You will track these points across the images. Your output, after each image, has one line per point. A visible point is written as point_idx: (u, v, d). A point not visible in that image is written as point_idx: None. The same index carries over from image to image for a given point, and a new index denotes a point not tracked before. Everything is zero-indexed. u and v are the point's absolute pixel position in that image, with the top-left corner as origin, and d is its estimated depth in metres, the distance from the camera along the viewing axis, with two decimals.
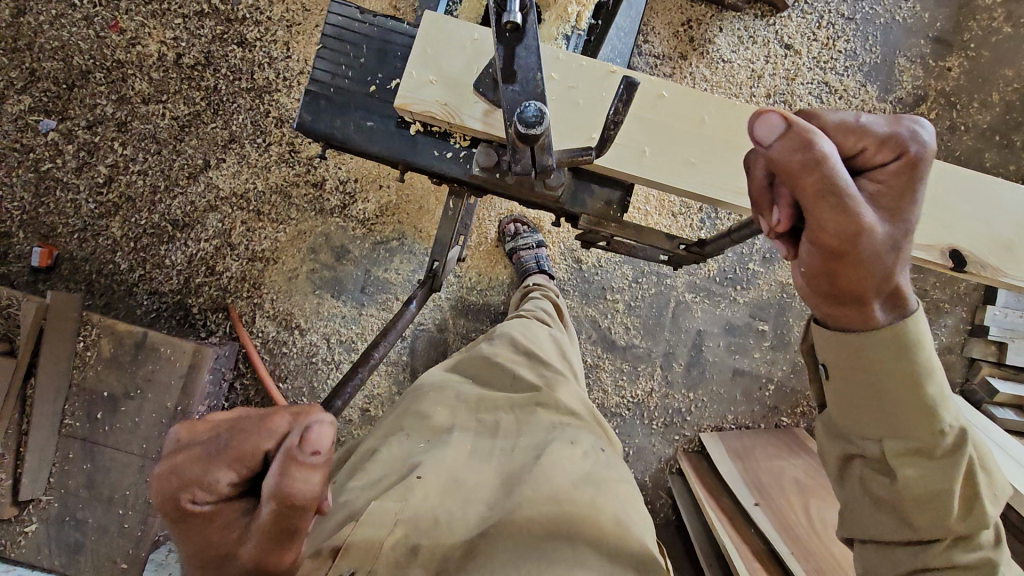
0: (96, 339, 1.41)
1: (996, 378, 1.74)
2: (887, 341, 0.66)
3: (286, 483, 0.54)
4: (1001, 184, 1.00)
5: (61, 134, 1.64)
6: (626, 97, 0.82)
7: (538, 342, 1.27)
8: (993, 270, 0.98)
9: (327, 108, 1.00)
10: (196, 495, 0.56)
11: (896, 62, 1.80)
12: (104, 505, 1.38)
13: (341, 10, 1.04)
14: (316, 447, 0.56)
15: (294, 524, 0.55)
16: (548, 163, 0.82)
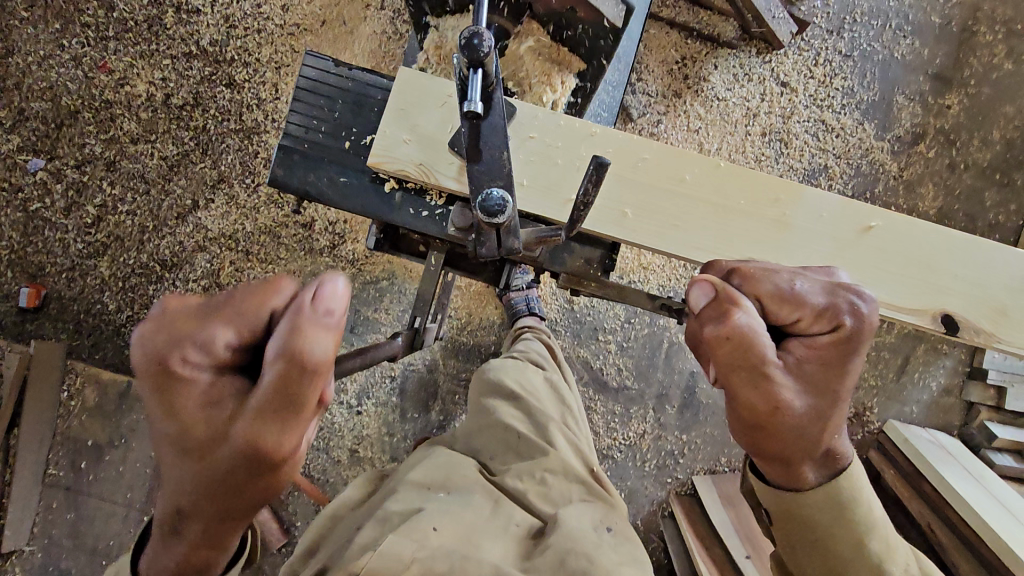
0: (80, 388, 1.40)
1: (995, 422, 1.71)
2: (835, 493, 0.75)
3: (295, 340, 0.57)
4: (989, 246, 1.01)
5: (49, 174, 1.63)
6: (595, 177, 0.74)
7: (531, 388, 1.24)
8: (986, 334, 0.99)
9: (301, 162, 0.99)
10: (192, 356, 0.58)
11: (894, 99, 1.77)
12: (88, 555, 1.36)
13: (314, 62, 1.03)
14: (329, 307, 0.58)
15: (301, 389, 0.58)
16: (515, 246, 0.80)
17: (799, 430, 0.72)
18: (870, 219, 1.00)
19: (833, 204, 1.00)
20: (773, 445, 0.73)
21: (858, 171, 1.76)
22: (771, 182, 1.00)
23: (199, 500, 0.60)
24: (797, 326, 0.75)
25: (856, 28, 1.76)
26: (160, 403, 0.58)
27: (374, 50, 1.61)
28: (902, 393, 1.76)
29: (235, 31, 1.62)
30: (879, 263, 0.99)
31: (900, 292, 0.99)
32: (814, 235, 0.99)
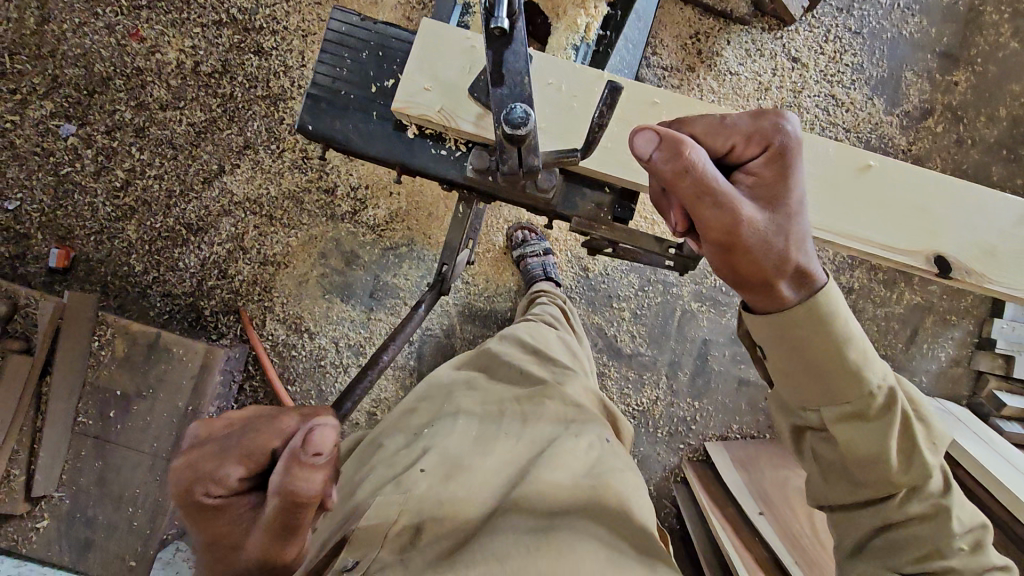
0: (110, 339, 1.44)
1: (1003, 392, 1.74)
2: (830, 319, 0.70)
3: (290, 483, 0.54)
4: (981, 193, 1.05)
5: (80, 139, 1.68)
6: (610, 100, 0.83)
7: (545, 342, 1.28)
8: (979, 276, 1.03)
9: (329, 110, 1.02)
10: (208, 491, 0.57)
11: (903, 75, 1.81)
12: (115, 503, 1.39)
13: (341, 15, 1.05)
14: (317, 449, 0.56)
15: (297, 520, 0.56)
16: (535, 164, 0.83)
17: (762, 247, 0.63)
18: (868, 158, 1.04)
19: (832, 150, 1.04)
20: (740, 268, 0.65)
21: (868, 145, 1.80)
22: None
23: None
24: (733, 154, 0.68)
25: (865, 7, 1.81)
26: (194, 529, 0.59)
27: (397, 20, 1.67)
28: (911, 363, 1.79)
29: (264, 1, 1.67)
30: (874, 206, 1.03)
31: (895, 233, 1.03)
32: (811, 179, 1.04)
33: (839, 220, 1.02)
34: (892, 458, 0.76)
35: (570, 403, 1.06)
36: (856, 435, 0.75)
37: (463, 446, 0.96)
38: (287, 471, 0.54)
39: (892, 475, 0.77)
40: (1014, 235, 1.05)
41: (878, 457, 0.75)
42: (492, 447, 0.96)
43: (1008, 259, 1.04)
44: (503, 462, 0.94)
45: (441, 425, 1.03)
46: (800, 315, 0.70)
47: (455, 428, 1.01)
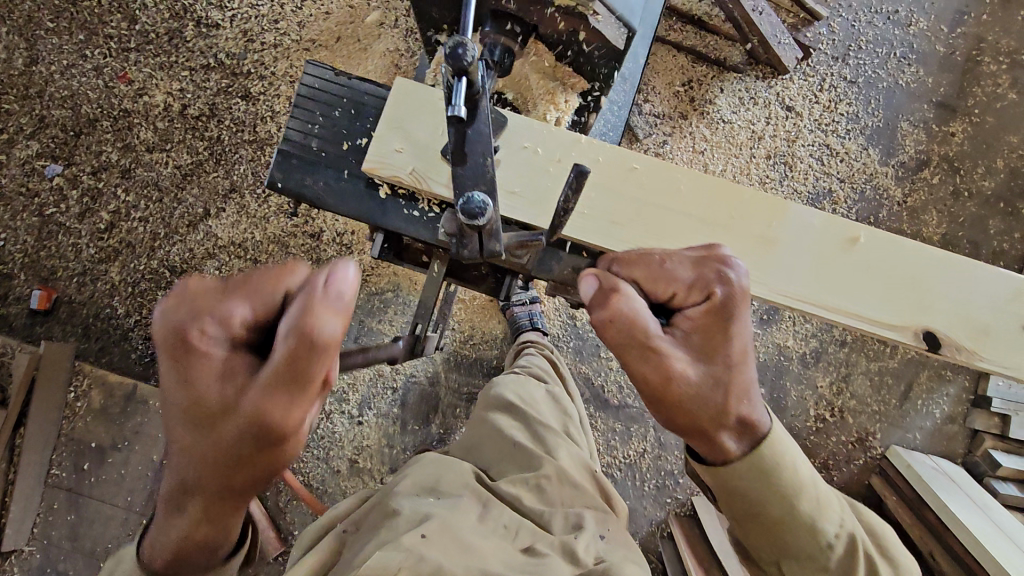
0: (86, 390, 1.42)
1: (999, 451, 1.70)
2: (779, 473, 0.71)
3: (305, 319, 0.54)
4: (975, 266, 1.02)
5: (66, 180, 1.67)
6: (575, 185, 0.79)
7: (534, 402, 1.24)
8: (971, 353, 1.00)
9: (298, 165, 0.99)
10: (213, 326, 0.58)
11: (898, 125, 1.79)
12: (86, 558, 1.37)
13: (314, 71, 1.04)
14: (339, 290, 0.56)
15: (304, 367, 0.54)
16: (496, 249, 0.78)
17: (694, 395, 0.67)
18: (857, 230, 1.02)
19: (819, 221, 1.02)
20: (676, 419, 0.68)
21: (863, 196, 1.77)
22: (756, 201, 1.03)
23: (200, 481, 0.59)
24: (674, 301, 0.75)
25: (861, 55, 1.79)
26: (173, 369, 0.57)
27: (386, 66, 1.65)
28: (905, 419, 1.75)
29: (253, 45, 1.66)
30: (863, 278, 1.01)
31: (884, 307, 1.00)
32: (799, 251, 1.01)
33: (827, 292, 1.00)
34: None
35: (569, 485, 1.03)
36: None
37: (467, 529, 0.86)
38: (302, 308, 0.55)
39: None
40: (1010, 312, 1.02)
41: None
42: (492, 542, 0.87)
43: (1005, 335, 1.01)
44: (501, 553, 0.85)
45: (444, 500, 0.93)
46: (755, 464, 0.70)
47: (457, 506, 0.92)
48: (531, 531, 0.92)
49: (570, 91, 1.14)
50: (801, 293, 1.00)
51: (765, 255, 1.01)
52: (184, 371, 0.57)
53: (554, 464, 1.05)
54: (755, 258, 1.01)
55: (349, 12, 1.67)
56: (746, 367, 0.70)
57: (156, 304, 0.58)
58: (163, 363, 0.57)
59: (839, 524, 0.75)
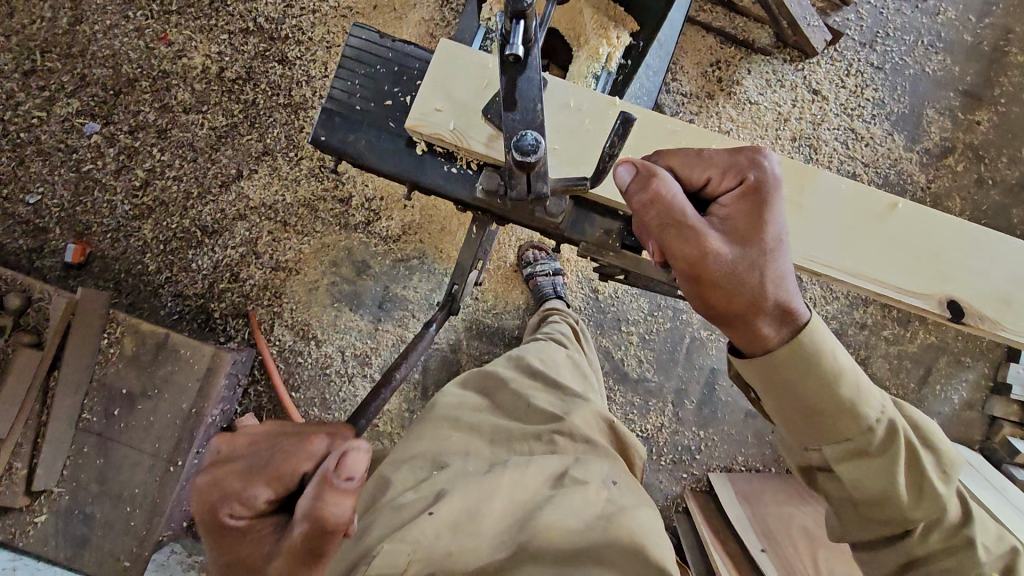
0: (119, 337, 1.45)
1: (1017, 438, 1.71)
2: (816, 359, 0.77)
3: (319, 507, 0.54)
4: (998, 238, 1.03)
5: (104, 138, 1.71)
6: (620, 132, 0.86)
7: (553, 364, 1.28)
8: (991, 322, 1.02)
9: (342, 122, 1.02)
10: (233, 510, 0.56)
11: (924, 112, 1.80)
12: (113, 501, 1.39)
13: (359, 33, 1.07)
14: (349, 475, 0.56)
15: (325, 553, 0.55)
16: (542, 191, 0.89)
17: (729, 276, 0.73)
18: (889, 199, 1.03)
19: (848, 190, 1.03)
20: (715, 300, 0.75)
21: (887, 180, 1.78)
22: (784, 168, 1.04)
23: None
24: (708, 189, 0.79)
25: (888, 42, 1.81)
26: (212, 555, 0.57)
27: (421, 35, 1.69)
28: (923, 403, 1.76)
29: (291, 12, 1.70)
30: (890, 247, 1.02)
31: (908, 274, 1.02)
32: (828, 218, 1.02)
33: (855, 260, 1.01)
34: (901, 493, 0.79)
35: (581, 441, 1.05)
36: (861, 471, 0.79)
37: (475, 483, 0.93)
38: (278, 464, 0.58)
39: (904, 510, 0.80)
40: None
41: (887, 491, 0.78)
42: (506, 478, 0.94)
43: (1022, 305, 1.02)
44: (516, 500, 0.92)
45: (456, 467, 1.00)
46: (795, 349, 0.76)
47: (464, 471, 0.99)
48: (540, 468, 0.96)
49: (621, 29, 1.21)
50: (830, 260, 1.01)
51: (794, 221, 1.03)
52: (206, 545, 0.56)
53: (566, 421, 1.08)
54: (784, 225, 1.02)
55: None
56: (778, 254, 0.76)
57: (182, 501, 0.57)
58: (207, 536, 0.57)
59: (880, 409, 0.79)
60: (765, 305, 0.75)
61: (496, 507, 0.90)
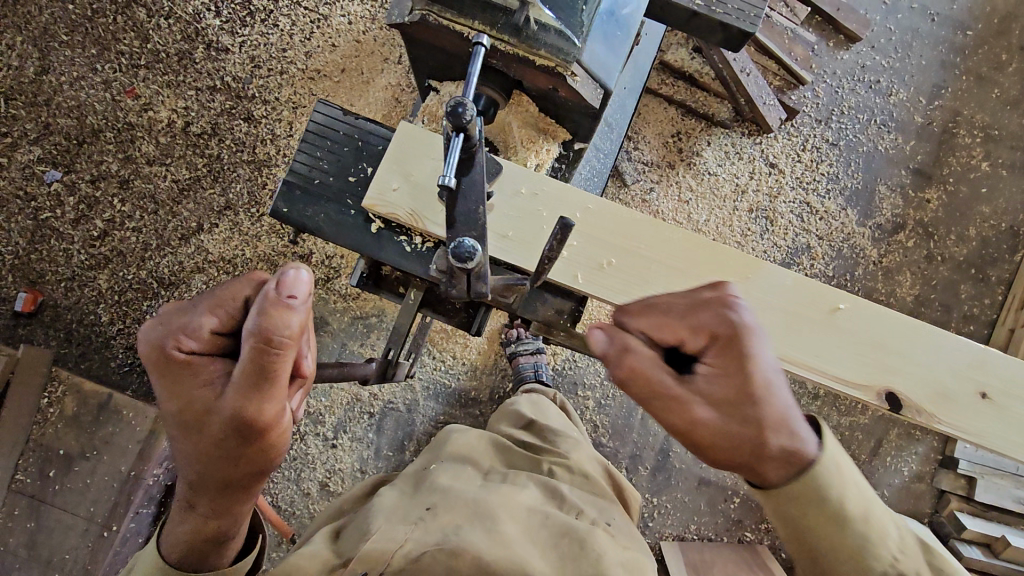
0: (61, 396, 1.48)
1: (964, 513, 1.73)
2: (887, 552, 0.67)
3: (266, 319, 0.64)
4: (934, 331, 1.06)
5: (64, 186, 1.69)
6: (562, 235, 0.72)
7: (544, 414, 1.32)
8: (930, 416, 1.03)
9: (302, 197, 1.03)
10: (184, 343, 0.70)
11: (876, 188, 1.86)
12: (41, 567, 1.38)
13: (324, 109, 1.07)
14: (291, 292, 0.65)
15: (273, 360, 0.65)
16: (485, 292, 0.77)
17: (723, 442, 0.69)
18: (836, 300, 1.06)
19: (791, 280, 1.06)
20: (712, 458, 0.70)
21: (839, 254, 1.83)
22: (731, 256, 1.06)
23: (214, 425, 0.68)
24: (684, 345, 0.74)
25: (843, 120, 1.86)
26: (164, 385, 0.69)
27: (386, 100, 1.71)
28: (874, 476, 1.77)
29: (259, 71, 1.72)
30: (831, 337, 1.05)
31: (849, 366, 1.04)
32: (768, 310, 1.05)
33: (793, 348, 1.04)
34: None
35: (578, 475, 1.09)
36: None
37: (470, 491, 0.97)
38: (264, 307, 0.64)
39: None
40: (970, 379, 1.05)
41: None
42: (515, 490, 0.99)
43: (961, 401, 1.04)
44: (510, 507, 0.95)
45: (453, 469, 1.05)
46: (800, 490, 0.67)
47: (464, 474, 1.03)
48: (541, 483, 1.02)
49: (553, 142, 1.14)
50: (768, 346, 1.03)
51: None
52: (169, 383, 0.69)
53: (563, 457, 1.12)
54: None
55: (356, 46, 1.73)
56: (772, 397, 0.69)
57: (144, 326, 0.71)
58: (157, 377, 0.70)
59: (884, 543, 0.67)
60: (772, 451, 0.67)
61: (492, 509, 0.93)
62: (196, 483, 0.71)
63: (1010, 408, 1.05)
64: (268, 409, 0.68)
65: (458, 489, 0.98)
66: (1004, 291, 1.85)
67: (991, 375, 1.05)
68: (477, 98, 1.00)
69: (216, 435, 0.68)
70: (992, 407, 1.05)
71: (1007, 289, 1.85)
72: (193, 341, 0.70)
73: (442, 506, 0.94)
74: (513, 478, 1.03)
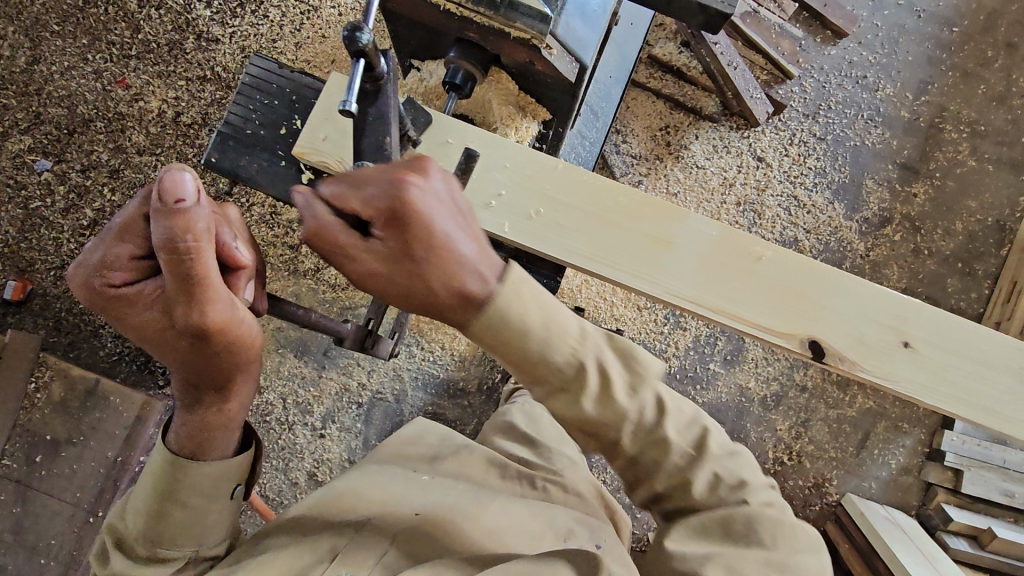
0: (48, 382, 1.48)
1: (951, 506, 1.73)
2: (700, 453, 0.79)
3: (168, 229, 0.63)
4: (858, 280, 1.06)
5: (54, 175, 1.70)
6: None
7: (535, 418, 1.32)
8: (852, 364, 1.03)
9: (236, 147, 1.04)
10: (111, 278, 0.70)
11: (864, 183, 1.87)
12: (27, 553, 1.38)
13: (258, 63, 1.08)
14: (180, 197, 0.64)
15: (194, 265, 0.65)
16: None
17: (397, 293, 0.69)
18: (761, 250, 1.06)
19: (711, 229, 1.05)
20: (409, 307, 0.71)
21: (827, 247, 1.84)
22: (657, 203, 1.06)
23: (170, 336, 0.70)
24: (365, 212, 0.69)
25: (830, 115, 1.88)
26: (113, 320, 0.72)
27: None
28: (862, 468, 1.78)
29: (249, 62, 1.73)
30: (750, 286, 1.05)
31: (771, 316, 1.04)
32: (693, 259, 1.05)
33: (717, 298, 1.04)
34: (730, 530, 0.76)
35: (572, 495, 1.11)
36: (562, 406, 0.73)
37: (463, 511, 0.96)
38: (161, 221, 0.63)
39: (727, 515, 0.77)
40: (893, 328, 1.05)
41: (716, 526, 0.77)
42: (504, 509, 0.98)
43: (883, 350, 1.04)
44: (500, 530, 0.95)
45: (444, 483, 1.03)
46: (505, 314, 0.69)
47: (457, 488, 1.02)
48: (533, 505, 1.02)
49: (533, 120, 1.15)
50: (686, 293, 1.04)
51: (658, 256, 1.05)
52: (117, 317, 0.71)
53: (558, 476, 1.13)
54: (645, 259, 1.04)
55: None
56: (433, 263, 0.68)
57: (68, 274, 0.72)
58: (104, 316, 0.72)
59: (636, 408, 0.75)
60: (445, 301, 0.69)
61: (485, 527, 0.94)
62: (183, 380, 0.76)
63: (931, 357, 1.05)
64: (214, 311, 0.69)
65: (450, 506, 0.96)
66: (990, 285, 1.86)
67: (914, 326, 1.06)
68: (455, 72, 1.00)
69: (177, 343, 0.71)
70: (913, 356, 1.05)
71: (993, 283, 1.86)
72: (120, 276, 0.71)
73: (432, 521, 0.93)
74: (504, 492, 1.03)
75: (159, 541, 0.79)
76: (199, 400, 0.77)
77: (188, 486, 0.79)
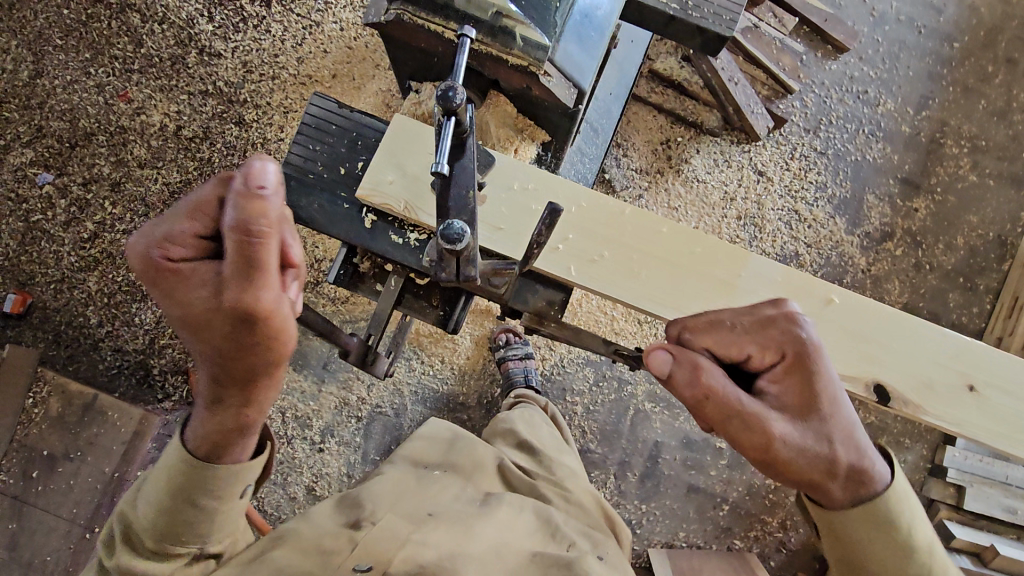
0: (46, 397, 1.48)
1: (953, 522, 1.72)
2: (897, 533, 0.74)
3: (243, 211, 0.58)
4: (919, 324, 1.11)
5: (56, 188, 1.70)
6: (549, 220, 0.76)
7: (534, 427, 1.34)
8: (915, 407, 1.07)
9: (295, 187, 1.05)
10: (172, 250, 0.66)
11: (864, 197, 1.87)
12: (21, 570, 1.37)
13: (320, 102, 1.11)
14: (260, 182, 0.58)
15: (258, 254, 0.59)
16: (473, 275, 0.75)
17: (799, 458, 0.72)
18: (828, 293, 1.11)
19: (778, 274, 1.11)
20: (781, 475, 0.74)
21: (828, 261, 1.84)
22: (723, 248, 1.11)
23: (211, 324, 0.64)
24: (751, 361, 0.80)
25: (831, 129, 1.88)
26: (161, 295, 0.67)
27: (377, 105, 1.72)
28: None
29: (251, 76, 1.74)
30: (822, 331, 1.09)
31: (837, 358, 1.08)
32: (760, 302, 1.10)
33: None
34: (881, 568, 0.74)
35: (573, 505, 1.09)
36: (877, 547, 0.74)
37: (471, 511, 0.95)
38: (236, 202, 0.58)
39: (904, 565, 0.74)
40: (954, 370, 1.10)
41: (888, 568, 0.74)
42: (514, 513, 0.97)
43: (944, 391, 1.08)
44: (511, 532, 0.93)
45: (453, 482, 1.03)
46: (872, 510, 0.74)
47: (465, 490, 1.01)
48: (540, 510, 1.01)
49: (530, 142, 1.16)
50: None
51: (724, 300, 1.09)
52: (166, 293, 0.66)
53: (559, 484, 1.13)
54: (714, 303, 1.09)
55: (347, 53, 1.75)
56: (839, 410, 0.76)
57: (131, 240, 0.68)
58: (152, 288, 0.67)
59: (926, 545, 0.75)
60: (838, 473, 0.73)
61: (492, 528, 0.92)
62: (216, 379, 0.69)
63: (993, 400, 1.09)
64: (265, 304, 0.63)
65: (459, 506, 0.96)
66: (992, 300, 1.86)
67: (973, 367, 1.10)
68: None
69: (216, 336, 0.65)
70: (978, 400, 1.09)
71: (995, 297, 1.86)
72: (176, 249, 0.66)
73: (443, 518, 0.92)
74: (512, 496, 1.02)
75: (167, 539, 0.76)
76: (225, 402, 0.70)
77: (197, 485, 0.74)
